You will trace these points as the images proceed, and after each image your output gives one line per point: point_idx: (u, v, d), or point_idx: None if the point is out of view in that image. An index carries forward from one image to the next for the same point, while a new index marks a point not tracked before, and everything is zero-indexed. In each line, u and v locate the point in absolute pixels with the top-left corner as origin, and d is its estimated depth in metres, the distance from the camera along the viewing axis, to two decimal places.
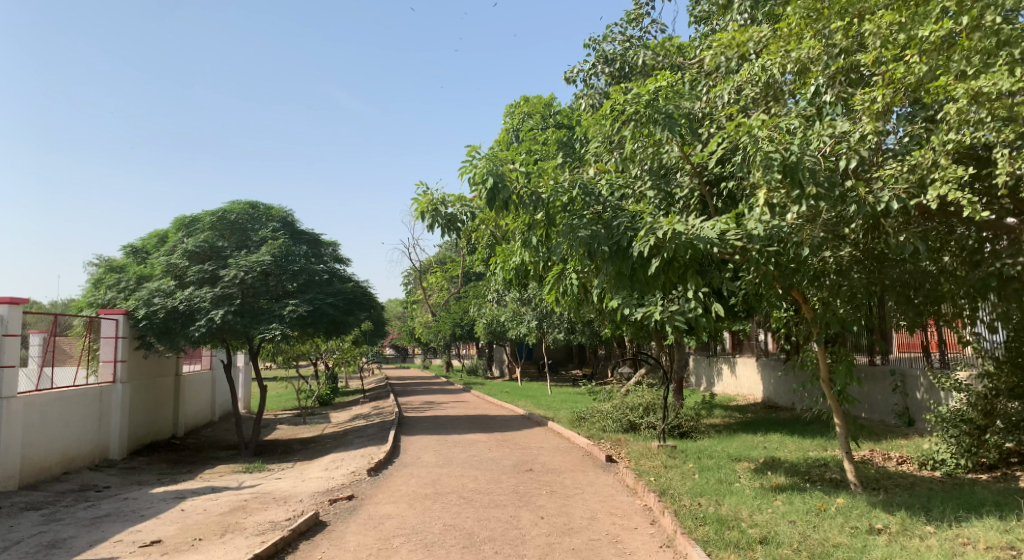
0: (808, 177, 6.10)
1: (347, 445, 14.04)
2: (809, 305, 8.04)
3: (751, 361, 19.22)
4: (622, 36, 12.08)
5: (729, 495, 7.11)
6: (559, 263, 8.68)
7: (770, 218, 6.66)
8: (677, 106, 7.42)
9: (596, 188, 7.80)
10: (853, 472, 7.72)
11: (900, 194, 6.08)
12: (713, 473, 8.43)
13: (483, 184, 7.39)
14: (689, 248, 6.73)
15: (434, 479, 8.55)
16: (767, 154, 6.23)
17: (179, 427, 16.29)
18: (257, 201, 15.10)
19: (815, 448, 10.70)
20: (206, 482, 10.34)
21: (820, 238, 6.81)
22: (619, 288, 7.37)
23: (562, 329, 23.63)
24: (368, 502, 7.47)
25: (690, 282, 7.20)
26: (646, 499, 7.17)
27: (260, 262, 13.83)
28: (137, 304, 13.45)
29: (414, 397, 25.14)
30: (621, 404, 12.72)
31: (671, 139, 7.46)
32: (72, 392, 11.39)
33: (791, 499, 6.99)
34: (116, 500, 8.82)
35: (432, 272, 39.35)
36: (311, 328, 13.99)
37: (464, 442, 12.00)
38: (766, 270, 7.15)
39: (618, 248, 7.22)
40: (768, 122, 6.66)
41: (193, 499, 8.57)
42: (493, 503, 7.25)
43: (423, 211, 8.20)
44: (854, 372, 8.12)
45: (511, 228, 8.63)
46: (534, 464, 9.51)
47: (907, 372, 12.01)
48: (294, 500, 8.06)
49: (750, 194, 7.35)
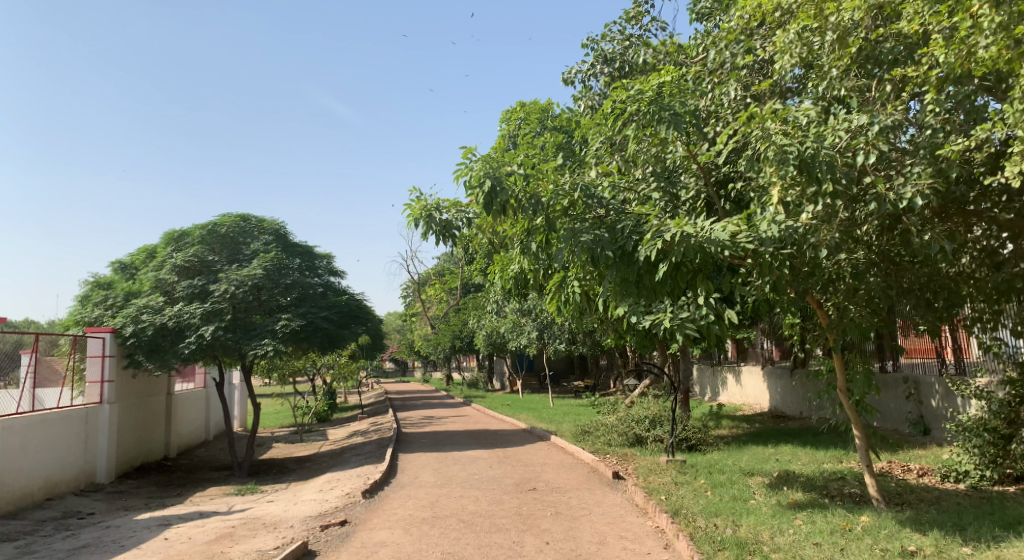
0: (825, 172, 5.72)
1: (344, 463, 13.54)
2: (825, 311, 7.62)
3: (757, 370, 18.76)
4: (621, 35, 11.75)
5: (746, 514, 6.68)
6: (561, 270, 8.31)
7: (784, 218, 6.30)
8: (683, 103, 7.06)
9: (600, 189, 7.42)
10: (874, 487, 7.29)
11: (925, 189, 5.69)
12: (726, 490, 8.00)
13: (480, 187, 7.02)
14: (699, 251, 6.37)
15: (432, 501, 8.10)
16: (781, 148, 5.87)
17: (171, 447, 15.87)
18: (248, 213, 14.71)
19: (830, 460, 10.26)
20: (194, 507, 9.87)
21: (838, 238, 6.42)
22: (624, 296, 7.00)
23: (562, 340, 23.08)
24: (362, 527, 7.03)
25: (701, 288, 6.83)
26: (658, 521, 6.74)
27: (252, 276, 13.45)
28: (124, 321, 13.02)
29: (413, 412, 24.63)
30: (626, 416, 12.25)
31: (676, 137, 7.10)
32: (55, 414, 10.91)
33: (811, 518, 6.55)
34: (97, 529, 8.36)
35: (430, 285, 38.83)
36: (304, 344, 13.58)
37: (463, 459, 11.57)
38: (779, 275, 6.79)
39: (623, 252, 6.86)
40: (779, 115, 6.31)
41: (178, 525, 8.11)
42: (494, 526, 6.81)
43: (416, 217, 7.81)
44: (872, 380, 7.70)
45: (510, 234, 8.26)
46: (537, 483, 9.05)
47: (921, 379, 11.60)
48: (283, 526, 7.61)
49: (761, 193, 6.98)
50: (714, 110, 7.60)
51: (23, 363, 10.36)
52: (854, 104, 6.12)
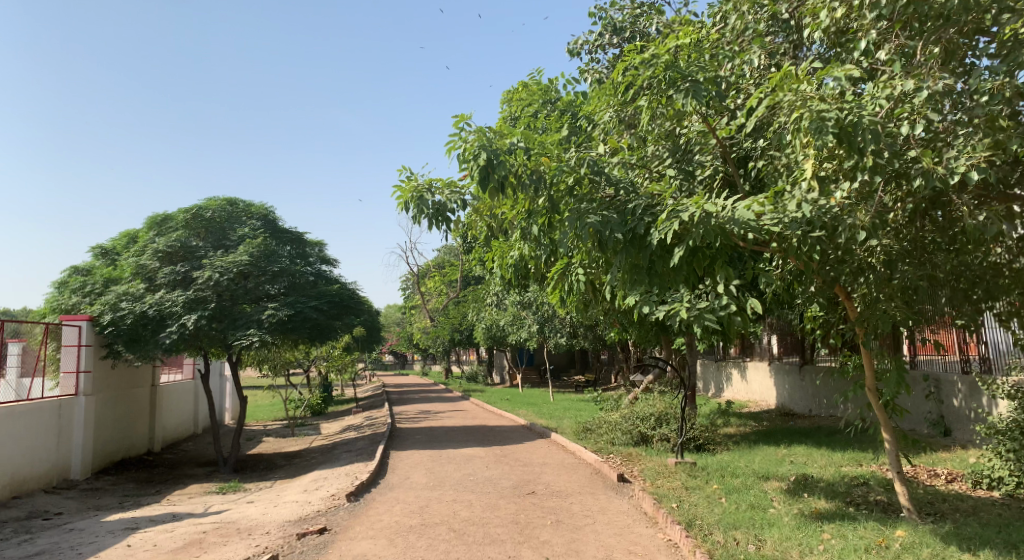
0: (869, 141, 5.04)
1: (333, 461, 12.88)
2: (851, 303, 6.95)
3: (764, 365, 18.10)
4: (631, 3, 11.14)
5: (768, 526, 6.03)
6: (564, 256, 7.65)
7: (816, 197, 5.70)
8: (703, 70, 6.40)
9: (608, 167, 6.73)
10: (905, 496, 6.64)
11: (980, 163, 5.03)
12: (742, 497, 7.35)
13: (475, 161, 6.27)
14: (720, 235, 5.72)
15: (422, 507, 7.43)
16: (818, 114, 5.17)
17: (155, 441, 15.25)
18: (236, 197, 14.19)
19: (848, 463, 9.60)
20: (169, 507, 9.23)
21: (876, 219, 5.78)
22: (635, 283, 6.36)
23: (563, 334, 22.38)
24: (343, 537, 6.38)
25: (720, 275, 6.14)
26: (670, 533, 6.10)
27: (237, 262, 12.83)
28: (102, 309, 12.37)
29: (409, 406, 23.99)
30: (631, 414, 11.58)
31: (694, 107, 6.41)
32: (24, 406, 10.21)
33: (841, 531, 5.89)
34: (59, 532, 7.69)
35: (429, 277, 38.17)
36: (292, 334, 12.94)
37: (459, 458, 10.89)
38: (805, 260, 6.17)
39: (634, 236, 6.20)
40: (815, 78, 5.62)
41: (145, 530, 7.43)
42: (489, 538, 6.14)
43: (406, 199, 7.07)
44: (904, 379, 6.94)
45: (509, 216, 7.55)
46: (536, 486, 8.39)
47: (941, 377, 10.94)
48: (258, 533, 6.96)
49: (788, 169, 6.33)
50: (735, 81, 6.98)
51: (12, 351, 10.28)
52: (898, 68, 5.48)
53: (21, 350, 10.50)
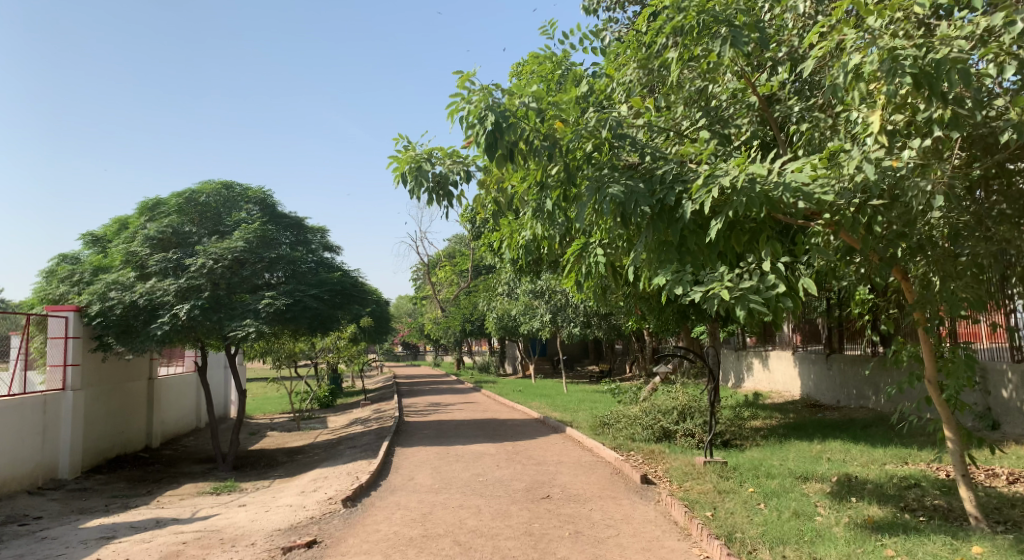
0: (953, 85, 4.17)
1: (335, 458, 12.20)
2: (909, 285, 6.05)
3: (785, 354, 17.31)
4: None
5: (819, 542, 5.20)
6: (580, 235, 6.78)
7: (881, 156, 4.86)
8: (742, 13, 5.57)
9: (631, 130, 5.92)
10: (971, 503, 5.80)
11: None
12: (784, 503, 6.51)
13: (480, 124, 5.39)
14: (766, 203, 4.90)
15: (424, 514, 6.70)
16: (890, 54, 4.33)
17: (153, 437, 14.65)
18: (232, 180, 13.37)
19: (893, 461, 8.75)
20: (155, 511, 8.56)
21: (948, 184, 4.92)
22: (663, 262, 5.54)
23: (577, 323, 21.57)
24: (333, 551, 5.65)
25: (766, 251, 5.28)
26: (707, 549, 5.29)
27: (232, 249, 12.07)
28: (90, 299, 11.68)
29: (419, 398, 23.28)
30: (651, 408, 10.78)
31: (733, 56, 5.56)
32: (7, 401, 9.60)
33: (908, 547, 5.07)
34: (29, 541, 7.03)
35: (440, 266, 37.44)
36: (291, 325, 12.19)
37: (468, 456, 10.16)
38: (860, 233, 5.33)
39: (664, 207, 5.38)
40: (883, 14, 4.74)
41: (121, 541, 6.74)
42: (499, 553, 5.37)
43: (402, 171, 6.19)
44: (971, 370, 6.05)
45: (519, 191, 6.71)
46: (550, 489, 7.61)
47: (988, 366, 10.05)
48: (243, 543, 6.26)
49: (844, 127, 5.47)
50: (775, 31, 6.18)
51: (11, 344, 9.92)
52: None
53: (19, 343, 10.11)
